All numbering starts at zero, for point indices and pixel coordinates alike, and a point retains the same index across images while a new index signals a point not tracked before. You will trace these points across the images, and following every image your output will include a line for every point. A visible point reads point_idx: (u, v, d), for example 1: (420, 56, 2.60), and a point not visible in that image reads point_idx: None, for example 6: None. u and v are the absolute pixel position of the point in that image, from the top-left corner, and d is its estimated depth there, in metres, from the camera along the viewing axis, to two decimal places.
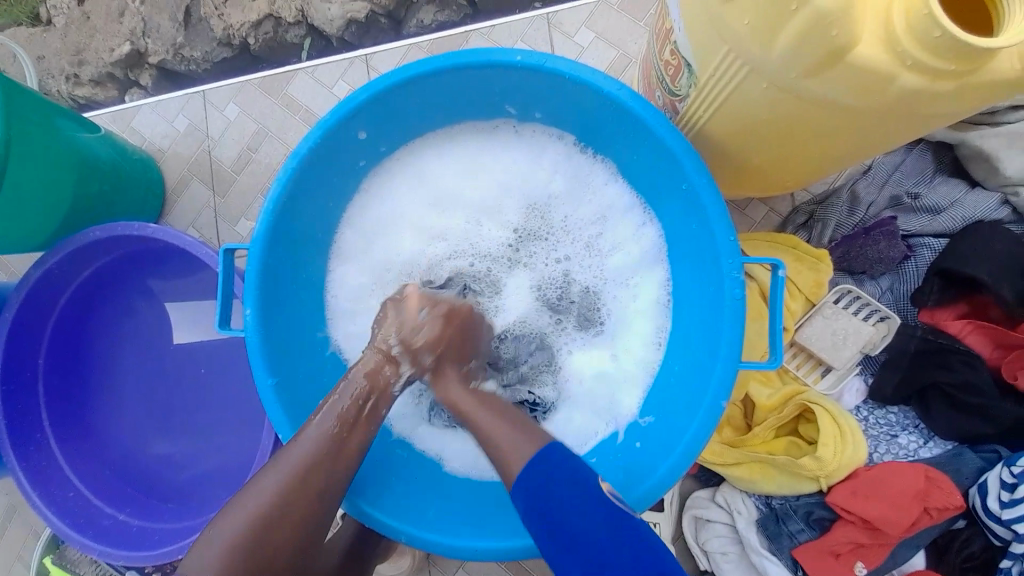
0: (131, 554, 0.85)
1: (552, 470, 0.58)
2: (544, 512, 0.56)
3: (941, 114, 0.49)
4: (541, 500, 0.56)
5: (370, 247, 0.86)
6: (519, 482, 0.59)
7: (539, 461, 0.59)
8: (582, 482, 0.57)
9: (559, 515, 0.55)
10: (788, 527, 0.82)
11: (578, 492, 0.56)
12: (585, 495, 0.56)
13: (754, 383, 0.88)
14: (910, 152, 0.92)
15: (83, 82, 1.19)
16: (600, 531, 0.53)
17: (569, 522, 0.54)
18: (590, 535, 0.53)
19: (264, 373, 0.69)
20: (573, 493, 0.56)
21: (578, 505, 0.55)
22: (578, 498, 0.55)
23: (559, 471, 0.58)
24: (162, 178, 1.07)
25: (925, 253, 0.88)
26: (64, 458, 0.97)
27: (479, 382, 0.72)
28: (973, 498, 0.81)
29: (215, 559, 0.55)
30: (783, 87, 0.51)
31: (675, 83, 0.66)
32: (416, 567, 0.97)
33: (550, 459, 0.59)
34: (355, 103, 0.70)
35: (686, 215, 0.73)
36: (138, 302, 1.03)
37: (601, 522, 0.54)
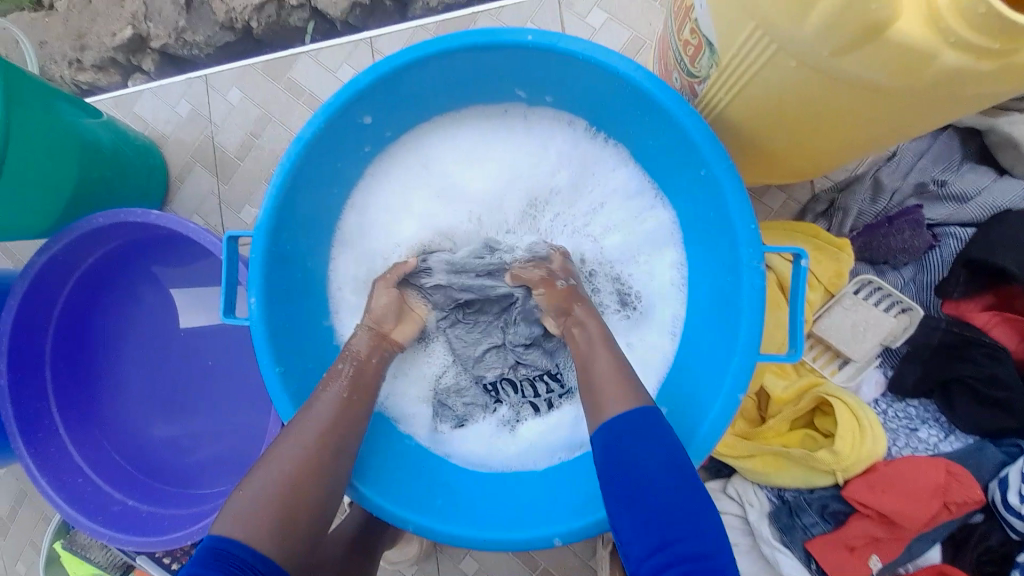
0: (142, 540, 0.86)
1: (636, 427, 0.55)
2: (619, 455, 0.54)
3: (981, 96, 0.46)
4: (619, 450, 0.54)
5: (376, 237, 0.85)
6: (602, 430, 0.57)
7: (627, 418, 0.56)
8: (663, 447, 0.54)
9: (630, 463, 0.53)
10: (801, 519, 0.81)
11: (656, 454, 0.54)
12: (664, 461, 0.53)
13: (770, 375, 0.87)
14: (937, 138, 0.88)
15: (86, 68, 1.17)
16: (669, 500, 0.51)
17: (641, 479, 0.52)
18: (657, 497, 0.51)
19: (270, 364, 0.69)
20: (652, 455, 0.53)
21: (651, 464, 0.53)
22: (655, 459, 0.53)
23: (643, 429, 0.55)
24: (163, 164, 1.06)
25: (951, 243, 0.85)
26: (71, 442, 0.97)
27: None
28: (993, 492, 0.79)
29: None
30: (813, 66, 0.49)
31: (694, 63, 0.64)
32: (424, 555, 0.97)
33: (639, 418, 0.56)
34: (361, 86, 0.68)
35: (702, 204, 0.71)
36: (145, 289, 1.02)
37: (671, 490, 0.52)
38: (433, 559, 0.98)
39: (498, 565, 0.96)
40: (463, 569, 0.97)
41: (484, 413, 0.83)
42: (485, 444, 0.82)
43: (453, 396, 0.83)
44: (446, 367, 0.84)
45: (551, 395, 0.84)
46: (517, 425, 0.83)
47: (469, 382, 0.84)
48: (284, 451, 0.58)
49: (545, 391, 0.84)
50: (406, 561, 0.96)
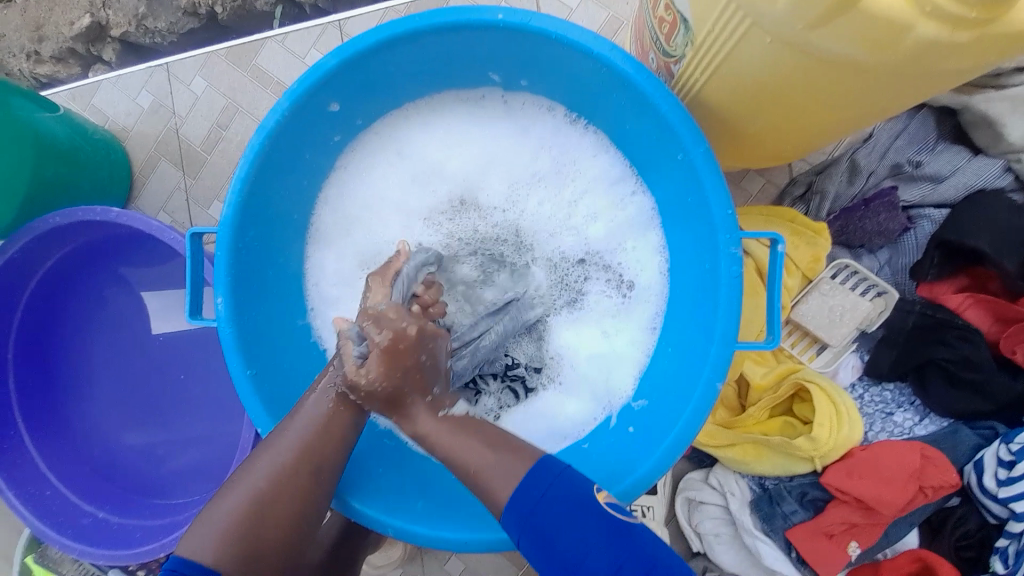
0: (114, 554, 0.83)
1: (546, 479, 0.55)
2: (542, 531, 0.53)
3: (957, 69, 0.45)
4: (533, 521, 0.53)
5: (354, 225, 0.82)
6: (510, 508, 0.54)
7: (533, 474, 0.55)
8: (580, 503, 0.54)
9: (560, 542, 0.52)
10: (782, 508, 0.81)
11: (575, 509, 0.53)
12: (580, 508, 0.53)
13: (749, 363, 0.86)
14: (912, 118, 0.88)
15: (45, 60, 1.11)
16: (601, 552, 0.51)
17: (565, 537, 0.52)
18: (586, 555, 0.51)
19: (238, 364, 0.66)
20: (569, 510, 0.53)
21: (582, 531, 0.52)
22: (577, 516, 0.53)
23: (554, 481, 0.55)
24: (126, 160, 1.01)
25: (925, 225, 0.86)
26: (37, 454, 0.93)
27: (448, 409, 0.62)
28: (969, 475, 0.80)
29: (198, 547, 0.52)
30: (789, 42, 0.48)
31: (669, 41, 0.62)
32: (409, 557, 0.96)
33: (539, 482, 0.55)
34: (325, 70, 0.65)
35: (681, 189, 0.69)
36: (111, 290, 0.98)
37: (598, 540, 0.52)
38: (417, 562, 0.97)
39: (485, 565, 0.95)
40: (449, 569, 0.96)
41: None
42: None
43: None
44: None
45: (525, 368, 0.81)
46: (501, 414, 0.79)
47: None
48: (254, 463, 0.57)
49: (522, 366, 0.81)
50: (389, 565, 0.95)
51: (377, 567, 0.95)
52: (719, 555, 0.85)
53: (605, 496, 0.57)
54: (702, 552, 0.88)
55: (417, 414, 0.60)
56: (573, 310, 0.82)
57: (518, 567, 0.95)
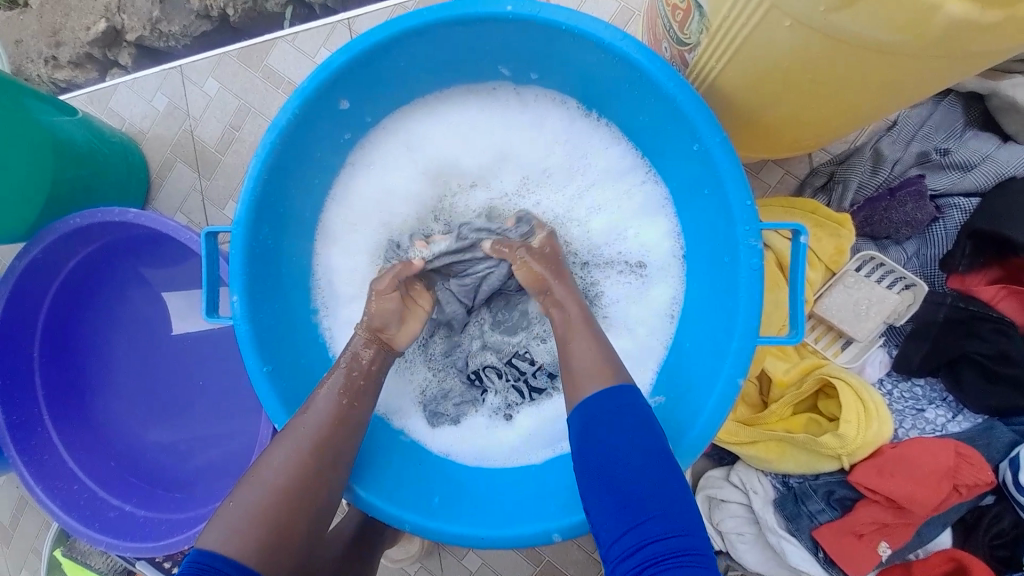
0: (140, 545, 0.84)
1: (618, 402, 0.55)
2: (597, 437, 0.53)
3: (987, 50, 0.43)
4: (593, 424, 0.54)
5: (366, 227, 0.81)
6: (591, 399, 0.56)
7: (610, 393, 0.56)
8: (644, 435, 0.53)
9: (610, 455, 0.52)
10: (807, 506, 0.79)
11: (631, 434, 0.53)
12: (638, 434, 0.53)
13: (771, 358, 0.84)
14: (938, 105, 0.86)
15: (63, 65, 1.12)
16: (643, 481, 0.50)
17: (620, 447, 0.52)
18: (630, 473, 0.50)
19: (256, 363, 0.66)
20: (633, 427, 0.53)
21: (632, 456, 0.51)
22: (630, 441, 0.52)
23: (624, 408, 0.54)
24: (143, 162, 1.02)
25: (956, 214, 0.83)
26: (64, 447, 0.94)
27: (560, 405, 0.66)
28: (1004, 472, 0.77)
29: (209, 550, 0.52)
30: (809, 24, 0.46)
31: (683, 30, 0.61)
32: (426, 552, 0.96)
33: (616, 395, 0.56)
34: (333, 67, 0.65)
35: (698, 182, 0.68)
36: (131, 289, 0.99)
37: (643, 474, 0.50)
38: (435, 556, 0.97)
39: (502, 562, 0.95)
40: (467, 565, 0.96)
41: (476, 408, 0.80)
42: (482, 437, 0.79)
43: (442, 400, 0.79)
44: (427, 370, 0.81)
45: (536, 369, 0.81)
46: (511, 413, 0.80)
47: (453, 380, 0.81)
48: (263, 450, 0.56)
49: (529, 366, 0.81)
50: (408, 559, 0.94)
51: (394, 561, 0.94)
52: (741, 554, 0.83)
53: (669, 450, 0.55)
54: (724, 551, 0.86)
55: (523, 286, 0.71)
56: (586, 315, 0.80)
57: (536, 565, 0.94)
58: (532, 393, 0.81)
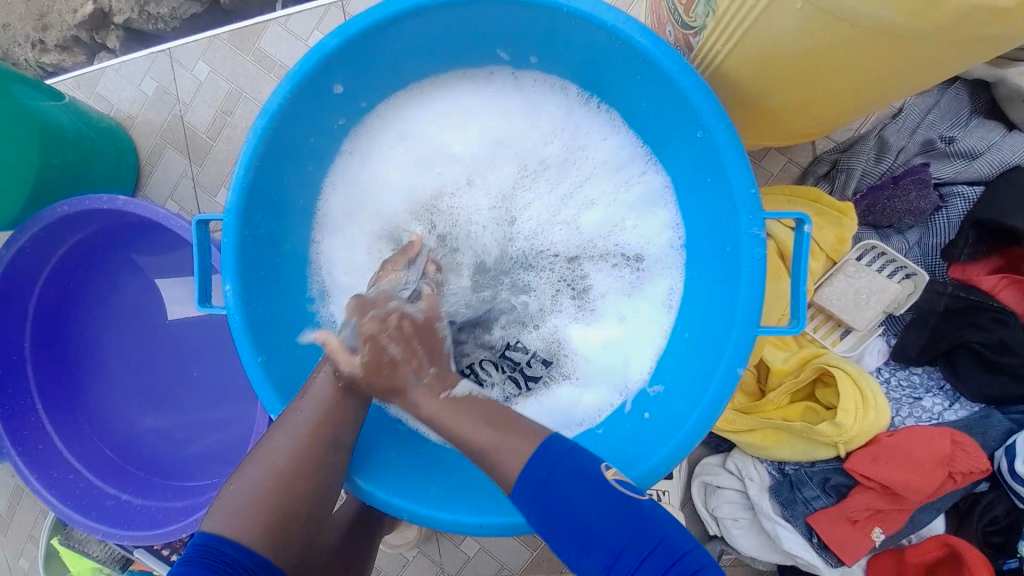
0: (137, 534, 0.84)
1: (550, 465, 0.54)
2: (550, 502, 0.52)
3: (1001, 35, 0.42)
4: (540, 491, 0.53)
5: (363, 218, 0.81)
6: (522, 481, 0.54)
7: (538, 457, 0.55)
8: (588, 483, 0.52)
9: (570, 513, 0.51)
10: (803, 493, 0.80)
11: (580, 487, 0.52)
12: (584, 486, 0.52)
13: (769, 348, 0.85)
14: (945, 92, 0.85)
15: (49, 49, 1.09)
16: (606, 527, 0.50)
17: (570, 510, 0.52)
18: (594, 526, 0.50)
19: (250, 353, 0.65)
20: (572, 486, 0.52)
21: (588, 509, 0.51)
22: (582, 494, 0.52)
23: (557, 466, 0.54)
24: (133, 148, 1.00)
25: (959, 204, 0.82)
26: (57, 435, 0.94)
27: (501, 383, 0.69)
28: (999, 460, 0.78)
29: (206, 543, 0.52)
30: (819, 7, 0.45)
31: (688, 12, 0.59)
32: (424, 537, 0.96)
33: (543, 462, 0.54)
34: (327, 50, 0.63)
35: (700, 168, 0.67)
36: (124, 278, 0.98)
37: (605, 519, 0.50)
38: (433, 541, 0.97)
39: (500, 548, 0.96)
40: (464, 551, 0.96)
41: None
42: None
43: None
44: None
45: (531, 357, 0.81)
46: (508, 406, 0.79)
47: None
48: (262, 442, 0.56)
49: (524, 355, 0.81)
50: (406, 545, 0.95)
51: (393, 547, 0.95)
52: (736, 539, 0.84)
53: (613, 473, 0.55)
54: (718, 536, 0.87)
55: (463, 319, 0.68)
56: (579, 308, 0.81)
57: (534, 551, 0.95)
58: (529, 382, 0.80)
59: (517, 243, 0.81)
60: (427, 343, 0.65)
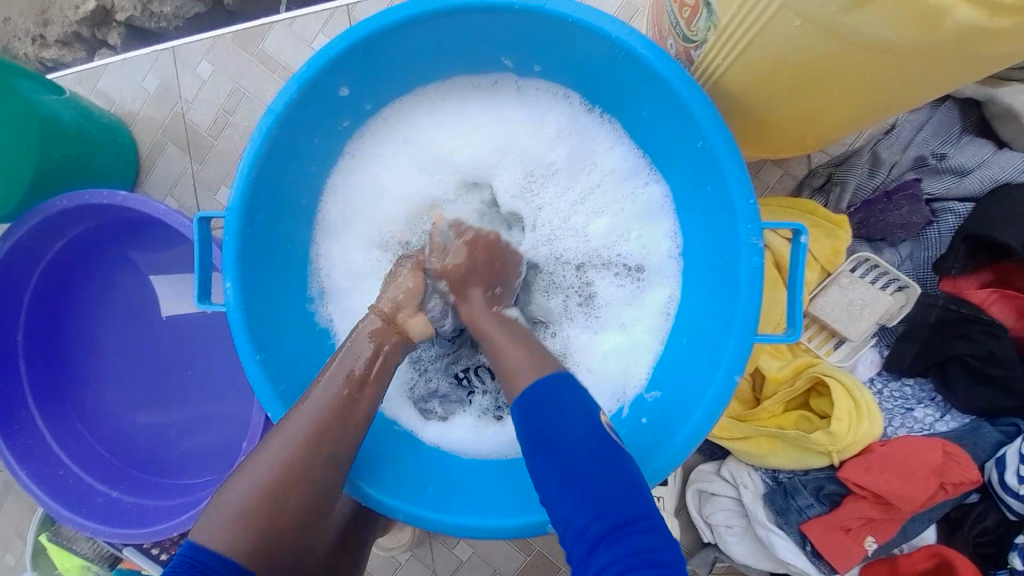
0: (127, 532, 0.83)
1: (554, 388, 0.56)
2: (539, 422, 0.54)
3: (995, 55, 0.43)
4: (533, 412, 0.54)
5: (369, 221, 0.81)
6: (521, 397, 0.56)
7: (545, 381, 0.57)
8: (582, 414, 0.54)
9: (556, 438, 0.52)
10: (797, 501, 0.80)
11: (572, 416, 0.53)
12: (578, 415, 0.54)
13: (765, 356, 0.86)
14: (936, 110, 0.87)
15: (50, 44, 1.09)
16: (585, 456, 0.51)
17: (555, 436, 0.53)
18: (574, 454, 0.51)
19: (247, 350, 0.65)
20: (565, 412, 0.54)
21: (574, 435, 0.52)
22: (572, 422, 0.53)
23: (559, 392, 0.55)
24: (133, 144, 1.00)
25: (949, 219, 0.84)
26: (48, 431, 0.93)
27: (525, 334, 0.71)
28: (989, 472, 0.79)
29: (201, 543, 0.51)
30: (818, 24, 0.46)
31: (690, 26, 0.61)
32: (417, 540, 0.96)
33: (546, 386, 0.56)
34: (334, 52, 0.64)
35: (700, 178, 0.68)
36: (120, 274, 0.97)
37: (585, 452, 0.51)
38: (426, 544, 0.97)
39: (494, 552, 0.95)
40: (458, 554, 0.96)
41: (463, 407, 0.81)
42: (472, 433, 0.79)
43: (431, 396, 0.80)
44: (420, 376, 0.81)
45: None
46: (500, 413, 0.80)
47: (441, 380, 0.81)
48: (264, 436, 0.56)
49: None
50: (399, 547, 0.94)
51: (386, 549, 0.94)
52: (730, 547, 0.84)
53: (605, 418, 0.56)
54: (713, 543, 0.87)
55: (472, 314, 0.68)
56: (589, 317, 0.81)
57: (528, 556, 0.95)
58: None
59: (525, 249, 0.81)
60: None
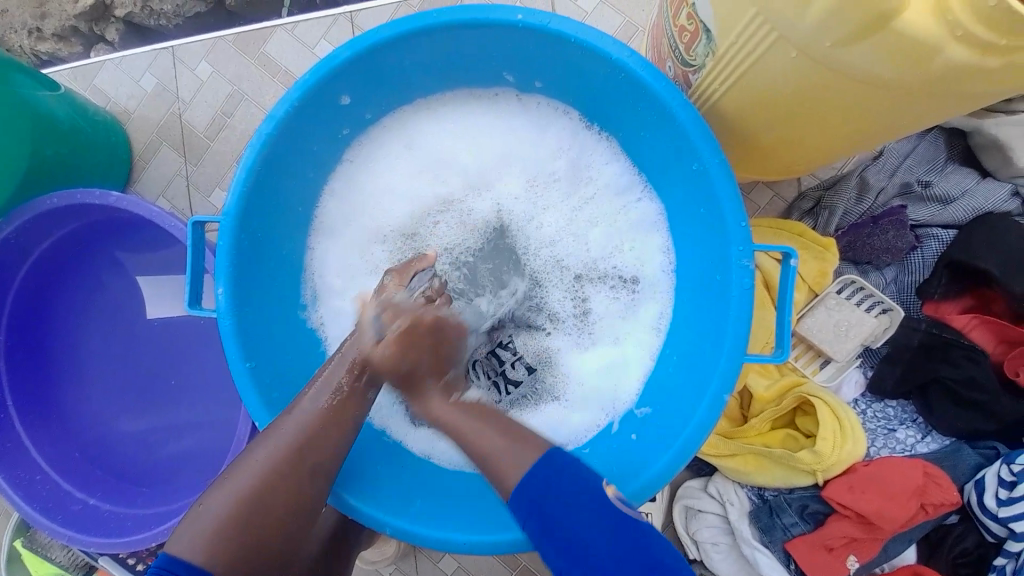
0: (105, 541, 0.81)
1: (553, 474, 0.56)
2: (552, 521, 0.53)
3: (980, 93, 0.45)
4: (542, 507, 0.54)
5: (366, 225, 0.81)
6: (516, 494, 0.56)
7: (541, 465, 0.57)
8: (591, 497, 0.54)
9: (572, 534, 0.52)
10: (782, 519, 0.81)
11: (582, 506, 0.53)
12: (588, 502, 0.54)
13: (753, 375, 0.87)
14: (922, 139, 0.89)
15: (45, 37, 1.08)
16: (607, 545, 0.51)
17: (570, 532, 0.52)
18: (595, 547, 0.51)
19: (236, 357, 0.65)
20: (575, 506, 0.53)
21: (591, 524, 0.52)
22: (585, 514, 0.53)
23: (561, 477, 0.55)
24: (127, 142, 0.99)
25: (933, 245, 0.86)
26: (26, 435, 0.91)
27: (461, 393, 0.68)
28: (969, 493, 0.81)
29: (184, 553, 0.51)
30: (814, 57, 0.48)
31: (688, 51, 0.62)
32: (401, 554, 0.95)
33: (545, 475, 0.56)
34: (338, 61, 0.64)
35: (693, 198, 0.69)
36: (108, 274, 0.96)
37: (607, 538, 0.52)
38: (411, 560, 0.96)
39: (479, 566, 0.95)
40: (442, 569, 0.95)
41: None
42: None
43: None
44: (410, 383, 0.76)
45: (516, 360, 0.81)
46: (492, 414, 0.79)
47: None
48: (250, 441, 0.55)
49: (511, 356, 0.81)
50: (384, 561, 0.94)
51: (370, 562, 0.94)
52: (715, 564, 0.85)
53: (612, 491, 0.56)
54: (699, 560, 0.88)
55: None
56: (579, 330, 0.81)
57: (512, 570, 0.94)
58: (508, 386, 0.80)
59: (520, 258, 0.82)
60: (420, 354, 0.66)
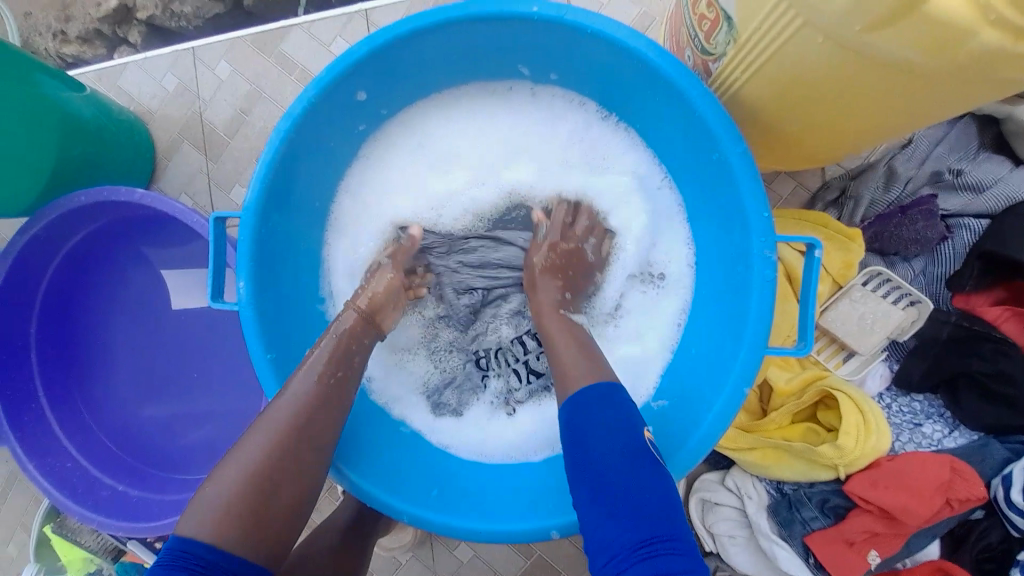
0: (132, 525, 0.84)
1: (603, 395, 0.57)
2: (583, 433, 0.55)
3: (1014, 78, 0.43)
4: (579, 418, 0.56)
5: (392, 224, 0.83)
6: (568, 402, 0.58)
7: (594, 388, 0.58)
8: (625, 427, 0.54)
9: (594, 448, 0.53)
10: (800, 513, 0.80)
11: (616, 429, 0.54)
12: (622, 432, 0.54)
13: (773, 369, 0.86)
14: (954, 125, 0.86)
15: (70, 40, 1.11)
16: (622, 471, 0.51)
17: (593, 447, 0.54)
18: (610, 467, 0.52)
19: (259, 350, 0.66)
20: (607, 426, 0.54)
21: (614, 448, 0.53)
22: (614, 436, 0.54)
23: (608, 399, 0.57)
24: (150, 141, 1.02)
25: (964, 235, 0.84)
26: (58, 427, 0.95)
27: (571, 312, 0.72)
28: (996, 489, 0.79)
29: None
30: (839, 42, 0.46)
31: (709, 39, 0.61)
32: (418, 541, 0.97)
33: (596, 394, 0.57)
34: (357, 57, 0.65)
35: (713, 190, 0.68)
36: (135, 270, 0.99)
37: (623, 466, 0.52)
38: (427, 546, 0.98)
39: (494, 554, 0.96)
40: (458, 556, 0.97)
41: (477, 396, 0.83)
42: (481, 431, 0.80)
43: (445, 390, 0.82)
44: (429, 361, 0.83)
45: (539, 352, 0.84)
46: (513, 408, 0.82)
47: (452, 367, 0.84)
48: (275, 431, 0.57)
49: (533, 347, 0.84)
50: (400, 547, 0.96)
51: (387, 548, 0.96)
52: (733, 557, 0.85)
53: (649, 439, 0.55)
54: (715, 553, 0.88)
55: None
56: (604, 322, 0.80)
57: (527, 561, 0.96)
58: (530, 375, 0.83)
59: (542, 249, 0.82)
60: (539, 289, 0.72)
